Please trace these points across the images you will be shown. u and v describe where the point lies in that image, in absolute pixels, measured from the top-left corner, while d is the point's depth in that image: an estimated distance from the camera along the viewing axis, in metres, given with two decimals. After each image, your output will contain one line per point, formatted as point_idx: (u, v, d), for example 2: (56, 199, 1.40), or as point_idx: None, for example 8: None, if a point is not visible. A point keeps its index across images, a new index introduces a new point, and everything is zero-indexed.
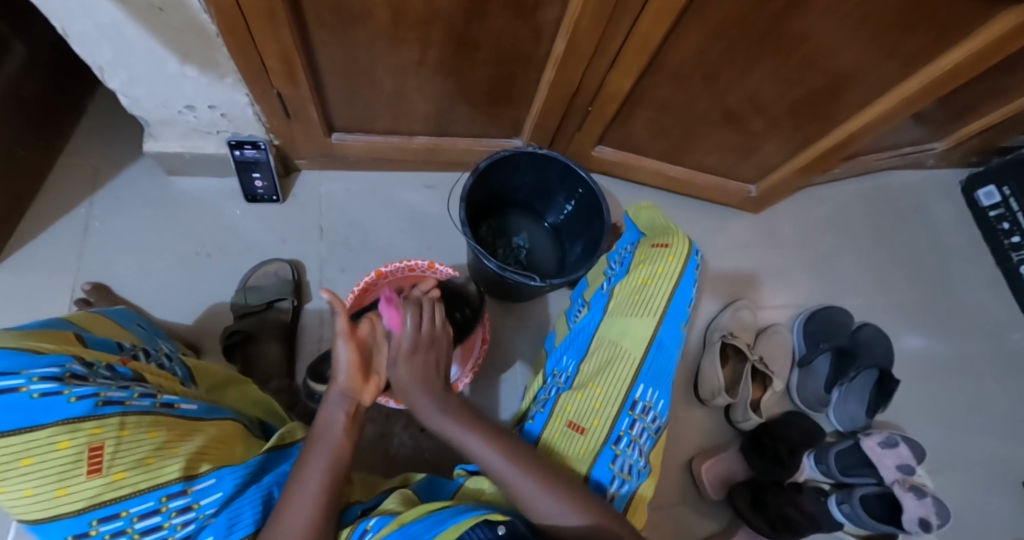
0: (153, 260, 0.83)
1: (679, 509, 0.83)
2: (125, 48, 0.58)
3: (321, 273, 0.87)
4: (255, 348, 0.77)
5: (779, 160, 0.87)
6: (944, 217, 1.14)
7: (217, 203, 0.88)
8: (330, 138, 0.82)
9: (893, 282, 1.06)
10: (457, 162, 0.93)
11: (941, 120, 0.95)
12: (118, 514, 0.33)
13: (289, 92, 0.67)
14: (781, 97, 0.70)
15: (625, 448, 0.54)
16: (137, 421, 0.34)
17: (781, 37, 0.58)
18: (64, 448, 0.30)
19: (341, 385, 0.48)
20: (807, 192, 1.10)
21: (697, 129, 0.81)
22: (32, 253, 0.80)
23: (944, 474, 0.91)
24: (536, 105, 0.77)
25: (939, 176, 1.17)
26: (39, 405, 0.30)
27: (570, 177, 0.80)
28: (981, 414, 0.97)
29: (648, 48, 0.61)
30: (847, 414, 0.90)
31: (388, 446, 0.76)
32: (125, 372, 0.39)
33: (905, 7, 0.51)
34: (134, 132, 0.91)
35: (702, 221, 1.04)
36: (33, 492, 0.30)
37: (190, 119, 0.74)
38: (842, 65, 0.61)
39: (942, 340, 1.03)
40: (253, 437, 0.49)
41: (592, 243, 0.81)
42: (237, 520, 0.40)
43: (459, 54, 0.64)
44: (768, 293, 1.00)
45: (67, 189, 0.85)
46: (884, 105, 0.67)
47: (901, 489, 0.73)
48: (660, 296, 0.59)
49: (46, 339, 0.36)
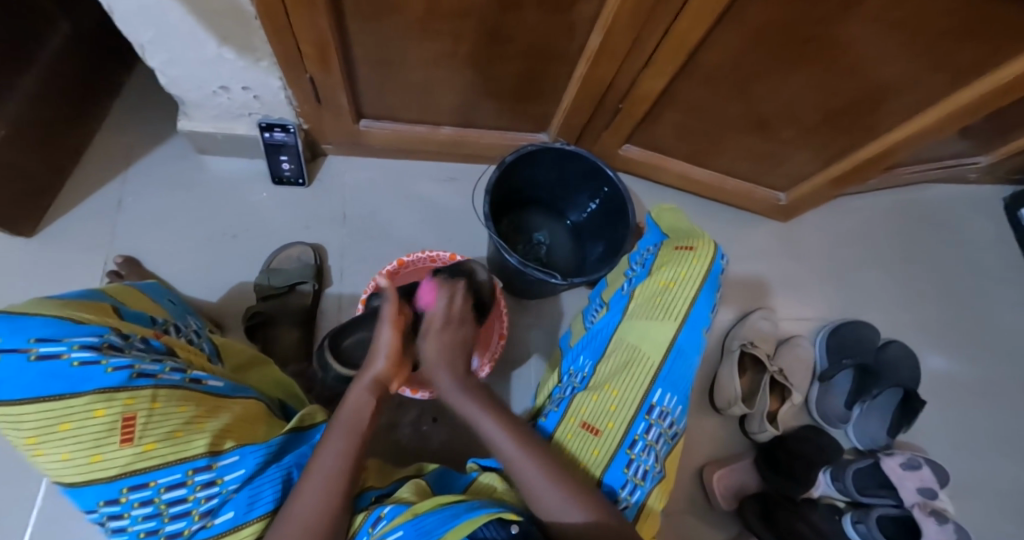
0: (181, 237, 0.85)
1: (687, 517, 0.82)
2: (166, 30, 0.59)
3: (342, 260, 0.87)
4: (275, 330, 0.78)
5: (812, 169, 0.84)
6: (983, 235, 1.10)
7: (245, 185, 0.89)
8: (358, 125, 0.82)
9: (924, 300, 1.03)
10: (481, 154, 0.93)
11: (989, 135, 0.90)
12: (147, 484, 0.34)
13: (321, 78, 0.67)
14: (821, 105, 0.68)
15: (640, 454, 0.53)
16: (169, 395, 0.35)
17: (824, 42, 0.56)
18: (99, 416, 0.31)
19: (377, 368, 0.49)
20: (839, 202, 1.07)
21: (729, 133, 0.79)
22: (66, 225, 0.83)
23: (967, 501, 0.88)
24: (566, 101, 0.76)
25: (980, 192, 1.13)
26: (78, 373, 0.30)
27: (596, 176, 0.79)
28: (1010, 442, 0.94)
29: (686, 48, 0.59)
30: (867, 432, 0.87)
31: (400, 434, 0.77)
32: (159, 346, 0.40)
33: (963, 17, 0.48)
34: (169, 110, 0.93)
35: (728, 227, 1.02)
36: (70, 456, 0.31)
37: (223, 100, 0.75)
38: (889, 75, 0.59)
39: (972, 363, 0.99)
40: (275, 417, 0.49)
41: (615, 244, 0.80)
42: (257, 497, 0.41)
43: (492, 47, 0.63)
44: (791, 303, 0.98)
45: (103, 163, 0.87)
46: (932, 117, 0.64)
47: (922, 513, 0.71)
48: (681, 300, 0.58)
49: (87, 309, 0.37)
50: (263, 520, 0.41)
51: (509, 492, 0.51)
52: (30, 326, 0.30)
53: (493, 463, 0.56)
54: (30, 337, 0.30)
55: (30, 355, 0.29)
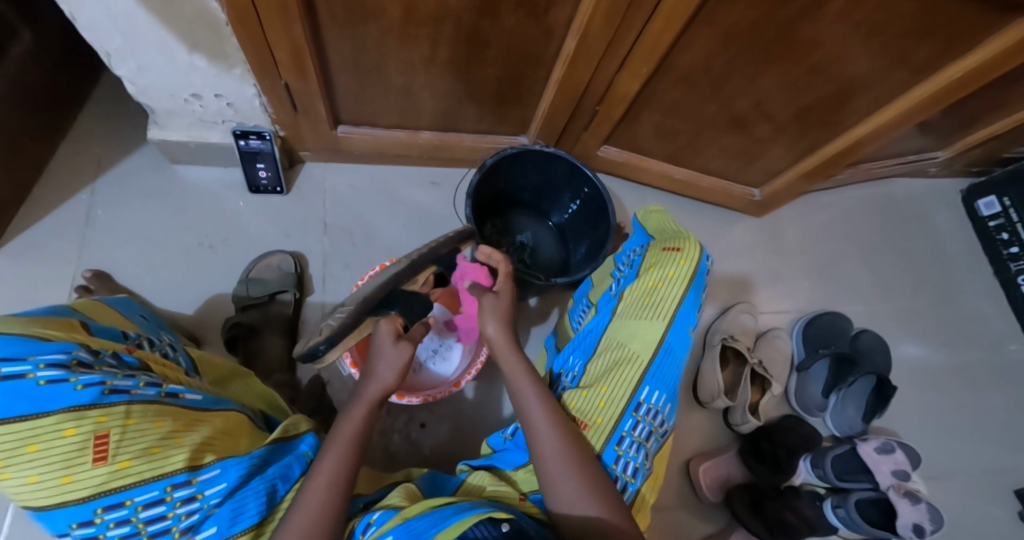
0: (155, 250, 0.83)
1: (677, 511, 0.84)
2: (134, 38, 0.58)
3: (324, 267, 0.86)
4: (256, 340, 0.77)
5: (783, 165, 0.87)
6: (944, 225, 1.15)
7: (220, 194, 0.87)
8: (337, 131, 0.81)
9: (892, 289, 1.07)
10: (462, 158, 0.93)
11: (946, 130, 0.95)
12: (123, 503, 0.33)
13: (298, 85, 0.67)
14: (789, 103, 0.70)
15: (628, 451, 0.52)
16: (143, 410, 0.34)
17: (791, 43, 0.58)
18: (69, 435, 0.30)
19: (383, 380, 0.49)
20: (810, 198, 1.11)
21: (705, 132, 0.81)
22: (31, 241, 0.80)
23: (940, 481, 0.92)
24: (545, 104, 0.76)
25: (940, 185, 1.18)
26: (45, 392, 0.30)
27: (576, 177, 0.80)
28: (977, 422, 0.98)
29: (660, 49, 0.61)
30: (845, 421, 0.90)
31: (389, 441, 0.76)
32: (131, 361, 0.39)
33: (919, 16, 0.51)
34: (138, 120, 0.91)
35: (706, 224, 1.04)
36: (39, 478, 0.30)
37: (196, 109, 0.74)
38: (852, 73, 0.61)
39: (939, 348, 1.03)
40: (257, 429, 0.48)
41: (596, 243, 0.81)
42: (241, 510, 0.39)
43: (470, 51, 0.63)
44: (769, 297, 1.01)
45: (70, 176, 0.85)
46: (893, 112, 0.67)
47: (896, 494, 0.74)
48: (669, 299, 0.59)
49: (53, 326, 0.36)
50: (250, 532, 0.40)
51: (499, 489, 0.50)
52: None
53: (484, 463, 0.57)
54: None
55: None
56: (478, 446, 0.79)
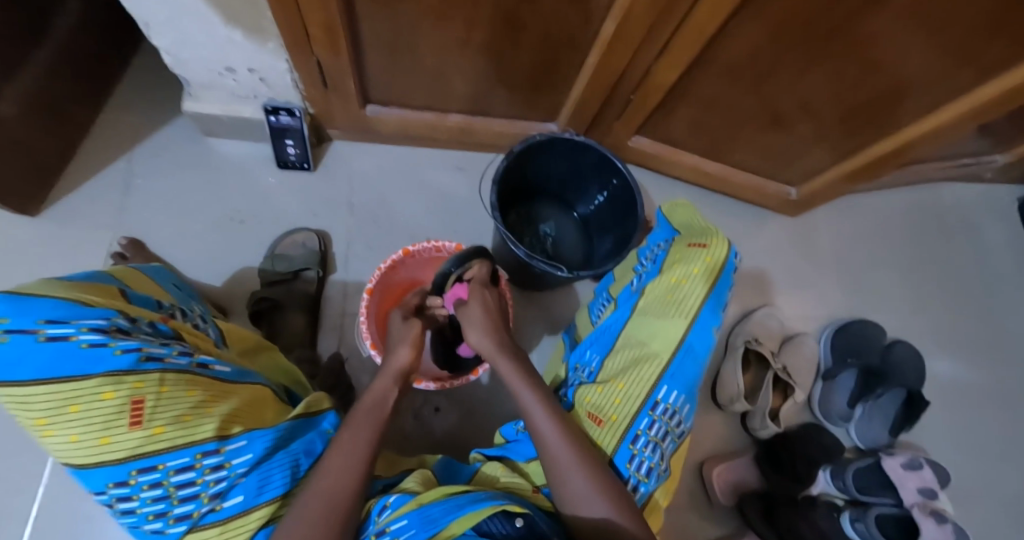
0: (186, 221, 0.84)
1: (687, 512, 0.83)
2: (171, 10, 0.58)
3: (348, 247, 0.87)
4: (281, 316, 0.78)
5: (824, 165, 0.83)
6: (994, 235, 1.08)
7: (250, 169, 0.88)
8: (366, 110, 0.81)
9: (931, 299, 1.02)
10: (489, 143, 0.91)
11: (1007, 134, 0.89)
12: (156, 467, 0.34)
13: (330, 63, 0.66)
14: (837, 101, 0.66)
15: (643, 450, 0.51)
16: (176, 379, 0.35)
17: (846, 37, 0.54)
18: (108, 399, 0.31)
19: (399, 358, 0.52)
20: (850, 199, 1.06)
21: (743, 127, 0.78)
22: (70, 206, 0.82)
23: (966, 503, 0.88)
24: (578, 91, 0.74)
25: (994, 192, 1.11)
26: (87, 355, 0.30)
27: (606, 168, 0.78)
28: (1012, 445, 0.94)
29: (703, 38, 0.58)
30: (870, 433, 0.86)
31: (404, 422, 0.77)
32: (165, 330, 0.39)
33: (994, 13, 0.47)
34: (174, 91, 0.92)
35: (737, 222, 1.01)
36: (79, 437, 0.31)
37: (230, 82, 0.74)
38: (911, 72, 0.57)
39: (977, 365, 0.98)
40: (282, 404, 0.48)
41: (621, 237, 0.79)
42: (267, 481, 0.40)
43: (505, 34, 0.61)
44: (798, 301, 0.97)
45: (107, 144, 0.87)
46: (952, 115, 0.62)
47: (921, 512, 0.71)
48: (692, 298, 0.56)
49: (93, 292, 0.36)
50: (273, 504, 0.40)
51: (513, 480, 0.50)
52: (40, 307, 0.30)
53: (496, 453, 0.57)
54: (38, 319, 0.29)
55: (39, 336, 0.29)
56: (492, 434, 0.79)
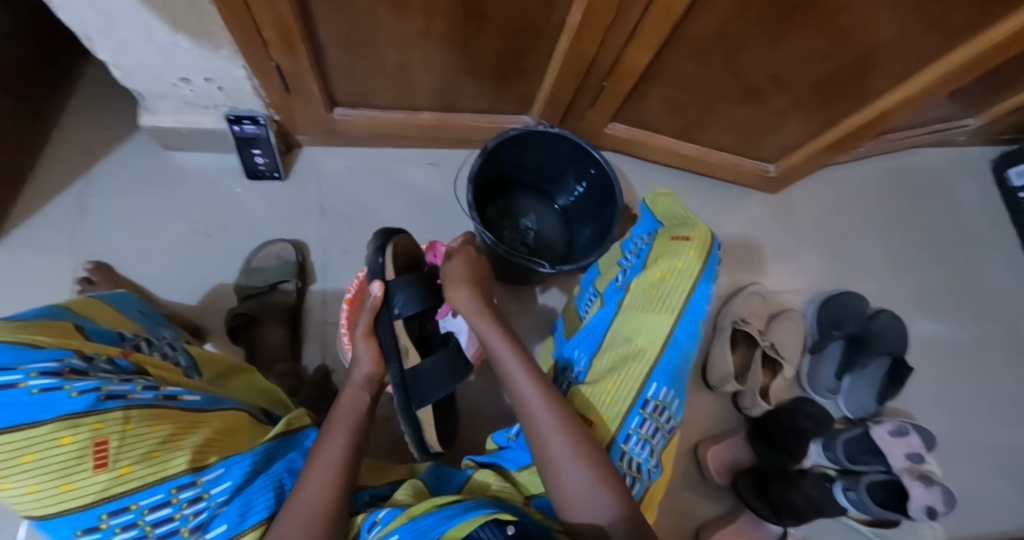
0: (154, 239, 0.82)
1: (683, 493, 0.84)
2: (113, 17, 0.55)
3: (325, 254, 0.85)
4: (258, 329, 0.76)
5: (799, 140, 0.83)
6: (969, 198, 1.10)
7: (217, 181, 0.86)
8: (333, 113, 0.79)
9: (910, 266, 1.03)
10: (463, 139, 0.90)
11: (976, 96, 0.90)
12: (128, 507, 0.32)
13: (289, 65, 0.64)
14: (809, 74, 0.65)
15: (634, 448, 0.51)
16: (141, 415, 0.33)
17: (813, 8, 0.53)
18: (67, 444, 0.29)
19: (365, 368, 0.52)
20: (827, 171, 1.06)
21: (718, 105, 0.77)
22: (30, 232, 0.79)
23: (953, 462, 0.91)
24: (549, 80, 0.72)
25: (967, 154, 1.12)
26: (38, 400, 0.29)
27: (582, 157, 0.77)
28: (994, 403, 0.96)
29: (670, 19, 0.57)
30: (856, 402, 0.89)
31: (396, 428, 0.77)
32: (126, 365, 0.38)
33: None
34: (130, 105, 0.88)
35: (717, 202, 1.01)
36: (38, 488, 0.29)
37: (186, 92, 0.71)
38: (882, 40, 0.56)
39: (958, 328, 1.00)
40: (259, 426, 0.47)
41: (602, 227, 0.78)
42: (250, 506, 0.39)
43: (469, 24, 0.59)
44: (782, 277, 0.98)
45: (63, 165, 0.83)
46: (925, 80, 0.62)
47: (909, 477, 0.73)
48: (679, 292, 0.56)
49: (46, 331, 0.35)
50: (259, 528, 0.39)
51: (504, 489, 0.50)
52: None
53: (488, 460, 0.57)
54: None
55: None
56: (484, 433, 0.79)
